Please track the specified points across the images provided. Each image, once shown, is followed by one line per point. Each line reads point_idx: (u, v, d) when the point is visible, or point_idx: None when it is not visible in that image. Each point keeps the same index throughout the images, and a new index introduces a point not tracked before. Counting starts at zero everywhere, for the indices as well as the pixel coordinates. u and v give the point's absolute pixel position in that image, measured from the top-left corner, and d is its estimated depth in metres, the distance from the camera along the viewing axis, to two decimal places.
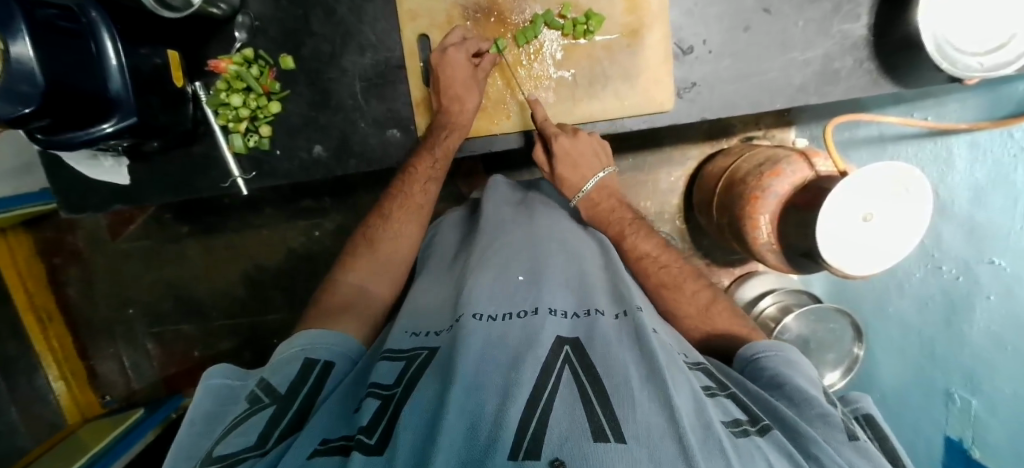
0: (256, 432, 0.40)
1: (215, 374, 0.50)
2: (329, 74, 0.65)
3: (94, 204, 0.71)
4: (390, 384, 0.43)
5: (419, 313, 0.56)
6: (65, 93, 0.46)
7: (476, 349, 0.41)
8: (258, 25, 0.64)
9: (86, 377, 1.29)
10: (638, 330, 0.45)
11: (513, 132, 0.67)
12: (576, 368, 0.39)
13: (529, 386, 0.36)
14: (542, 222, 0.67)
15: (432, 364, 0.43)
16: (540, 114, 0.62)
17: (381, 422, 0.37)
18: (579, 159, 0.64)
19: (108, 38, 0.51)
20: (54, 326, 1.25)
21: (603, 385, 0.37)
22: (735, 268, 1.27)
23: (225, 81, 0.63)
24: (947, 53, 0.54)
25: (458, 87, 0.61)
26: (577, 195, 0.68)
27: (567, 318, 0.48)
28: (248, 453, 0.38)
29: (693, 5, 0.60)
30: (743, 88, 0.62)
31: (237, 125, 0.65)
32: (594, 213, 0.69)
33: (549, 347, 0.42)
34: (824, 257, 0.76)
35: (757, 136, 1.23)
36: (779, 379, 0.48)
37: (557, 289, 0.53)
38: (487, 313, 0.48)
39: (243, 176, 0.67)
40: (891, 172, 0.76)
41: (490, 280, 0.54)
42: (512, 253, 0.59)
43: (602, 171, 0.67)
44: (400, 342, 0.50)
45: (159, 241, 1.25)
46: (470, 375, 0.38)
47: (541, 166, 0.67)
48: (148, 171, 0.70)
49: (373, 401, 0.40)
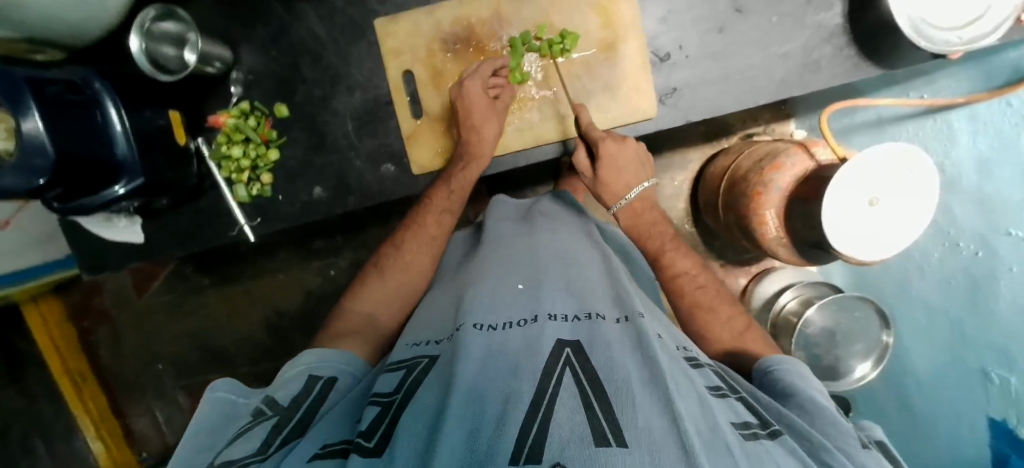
0: (260, 440, 0.41)
1: (220, 387, 0.49)
2: (323, 118, 0.67)
3: (113, 263, 0.74)
4: (390, 391, 0.43)
5: (422, 327, 0.56)
6: (74, 160, 0.49)
7: (477, 359, 0.41)
8: (252, 79, 0.67)
9: (122, 435, 1.32)
10: (639, 335, 0.45)
11: (550, 142, 0.66)
12: (577, 372, 0.39)
13: (530, 391, 0.36)
14: (541, 232, 0.68)
15: (432, 372, 0.43)
16: (586, 117, 0.61)
17: (381, 426, 0.38)
18: (627, 166, 0.64)
19: (112, 106, 0.54)
20: (88, 387, 1.28)
21: (604, 390, 0.36)
22: (751, 267, 1.25)
23: (225, 135, 0.66)
24: (926, 31, 0.54)
25: (475, 117, 0.62)
26: (618, 203, 0.67)
27: (568, 321, 0.48)
28: (249, 458, 0.39)
29: (666, 13, 0.62)
30: (725, 88, 0.62)
31: (239, 175, 0.67)
32: (635, 226, 0.69)
33: (549, 351, 0.42)
34: (835, 247, 0.75)
35: (757, 132, 1.22)
36: (791, 389, 0.47)
37: (557, 294, 0.53)
38: (487, 323, 0.48)
39: (249, 222, 0.69)
40: (891, 154, 0.75)
41: (490, 289, 0.54)
42: (512, 263, 0.60)
43: (645, 180, 0.67)
44: (402, 354, 0.51)
45: (180, 293, 1.29)
46: (468, 383, 0.38)
47: (583, 172, 0.66)
48: (161, 227, 0.73)
49: (373, 409, 0.41)
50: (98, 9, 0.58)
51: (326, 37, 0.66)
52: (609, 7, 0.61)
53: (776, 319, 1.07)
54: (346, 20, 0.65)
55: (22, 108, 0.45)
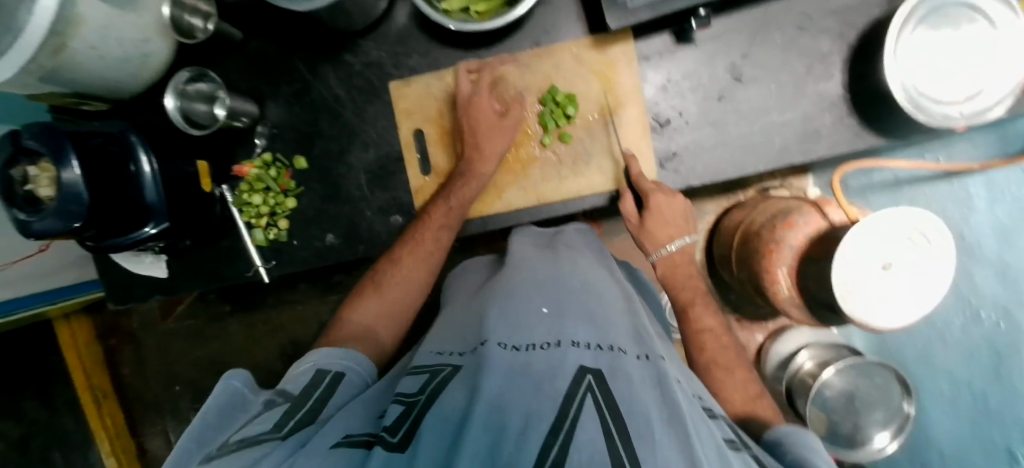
0: (271, 422, 0.43)
1: (236, 377, 0.51)
2: (338, 170, 0.71)
3: (137, 295, 0.78)
4: (414, 392, 0.44)
5: (449, 336, 0.56)
6: (104, 203, 0.53)
7: (499, 376, 0.39)
8: (275, 132, 0.73)
9: (136, 453, 1.35)
10: (661, 378, 0.43)
11: (599, 192, 0.66)
12: (600, 400, 0.36)
13: (551, 413, 0.34)
14: (565, 261, 0.64)
15: (456, 379, 0.43)
16: (635, 169, 0.63)
17: (406, 421, 0.39)
18: (671, 219, 0.63)
19: (144, 157, 0.59)
20: (109, 404, 1.33)
21: (624, 420, 0.34)
22: (767, 323, 1.16)
23: (248, 183, 0.71)
24: (923, 104, 0.55)
25: (480, 133, 0.64)
26: (660, 250, 0.66)
27: (590, 349, 0.44)
28: (265, 435, 0.41)
29: (666, 81, 0.64)
30: (725, 153, 0.63)
31: (258, 220, 0.72)
32: (668, 274, 0.68)
33: (570, 376, 0.39)
34: (843, 309, 0.72)
35: (775, 186, 1.17)
36: (800, 462, 0.43)
37: (582, 321, 0.50)
38: (511, 344, 0.46)
39: (264, 264, 0.73)
40: (909, 217, 0.73)
41: (514, 310, 0.52)
42: (534, 285, 0.57)
43: (688, 236, 0.66)
44: (428, 361, 0.51)
45: (203, 319, 1.33)
46: (493, 393, 0.37)
47: (628, 216, 0.65)
48: (183, 264, 0.77)
49: (397, 406, 0.42)
50: (141, 67, 0.64)
51: (345, 96, 0.71)
52: (610, 74, 0.64)
53: (791, 381, 1.01)
54: (363, 81, 0.70)
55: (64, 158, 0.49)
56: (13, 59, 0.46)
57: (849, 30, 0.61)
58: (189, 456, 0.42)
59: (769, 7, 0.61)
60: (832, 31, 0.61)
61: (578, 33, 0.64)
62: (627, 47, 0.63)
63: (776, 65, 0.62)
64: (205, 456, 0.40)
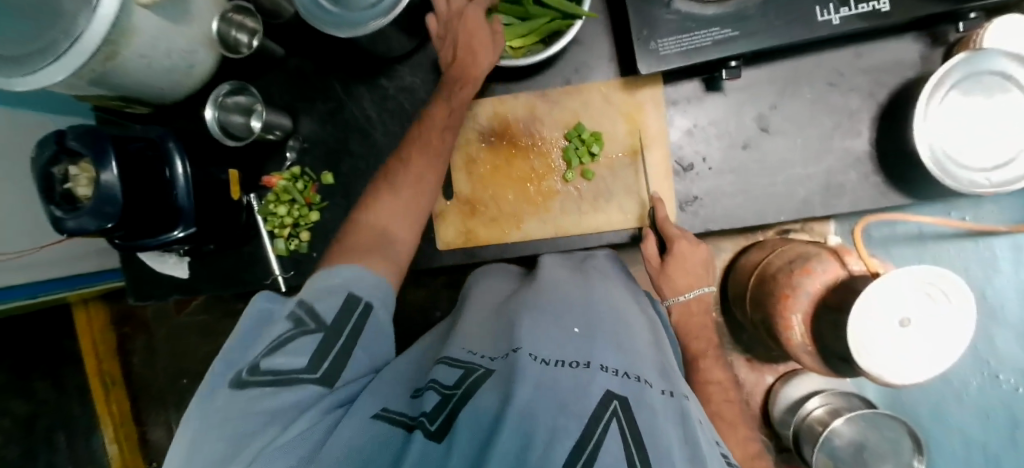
0: (308, 355, 0.45)
1: (262, 299, 0.52)
2: (363, 188, 0.73)
3: (158, 293, 0.80)
4: (452, 384, 0.44)
5: (474, 336, 0.55)
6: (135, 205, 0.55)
7: (531, 385, 0.40)
8: (306, 147, 0.75)
9: (138, 442, 1.38)
10: (685, 418, 0.42)
11: (624, 228, 0.67)
12: (624, 429, 0.37)
13: (575, 433, 0.36)
14: (595, 279, 0.62)
15: (491, 381, 0.43)
16: (663, 214, 0.63)
17: (444, 408, 0.41)
18: (690, 269, 0.63)
19: (179, 162, 0.61)
20: (116, 391, 1.35)
21: (646, 454, 0.35)
22: (778, 366, 1.13)
23: (275, 194, 0.72)
24: (951, 169, 0.54)
25: (475, 38, 0.59)
26: (677, 298, 0.65)
27: (618, 376, 0.44)
28: (303, 375, 0.44)
29: (692, 126, 0.64)
30: (747, 201, 0.63)
31: (281, 230, 0.74)
32: (683, 323, 0.66)
33: (597, 398, 0.39)
34: (857, 360, 0.70)
35: (795, 228, 1.15)
36: None
37: (612, 345, 0.49)
38: (542, 356, 0.45)
39: (283, 274, 0.75)
40: (927, 273, 0.71)
41: (547, 324, 0.51)
42: (563, 298, 0.57)
43: (707, 285, 0.65)
44: (459, 355, 0.50)
45: (215, 316, 1.34)
46: (525, 402, 0.38)
47: (647, 258, 0.65)
48: (204, 267, 0.79)
49: (434, 395, 0.42)
50: (185, 77, 0.67)
51: (376, 117, 0.73)
52: (636, 116, 0.65)
53: (799, 426, 0.98)
54: (396, 104, 0.72)
55: (104, 161, 0.51)
56: (70, 61, 0.48)
57: (879, 89, 0.62)
58: (222, 375, 0.44)
59: (800, 62, 0.62)
60: (861, 89, 0.62)
61: (609, 74, 0.66)
62: (655, 91, 0.64)
63: (804, 118, 0.63)
64: (239, 379, 0.43)
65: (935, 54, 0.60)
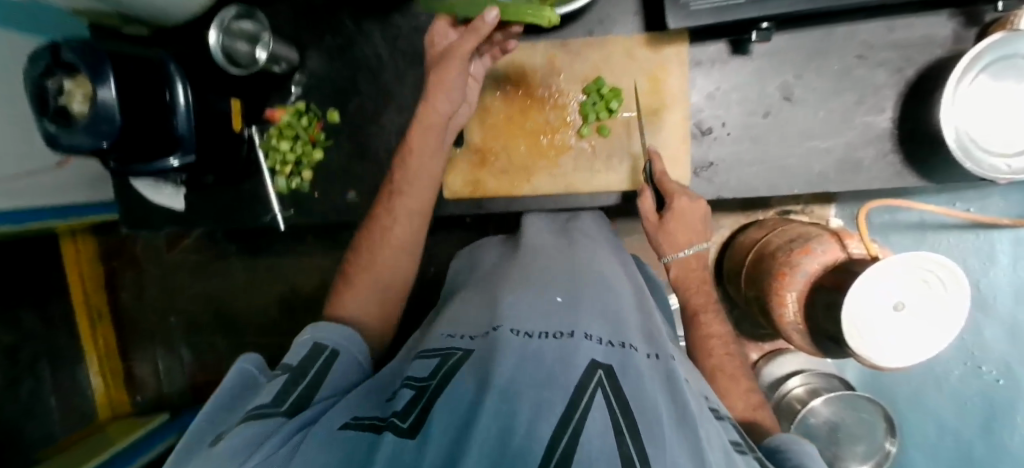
0: (275, 391, 0.43)
1: (248, 360, 0.51)
2: (369, 129, 0.71)
3: (152, 223, 0.79)
4: (426, 376, 0.42)
5: (458, 322, 0.54)
6: (134, 126, 0.51)
7: (511, 362, 0.37)
8: (312, 82, 0.72)
9: (122, 378, 1.34)
10: (672, 377, 0.41)
11: (611, 191, 0.66)
12: (610, 396, 0.35)
13: (562, 402, 0.33)
14: (580, 244, 0.61)
15: (469, 365, 0.40)
16: (659, 169, 0.61)
17: (416, 407, 0.36)
18: (690, 222, 0.60)
19: (180, 86, 0.57)
20: (103, 326, 1.32)
21: (634, 417, 0.33)
22: (764, 343, 1.15)
23: (278, 129, 0.71)
24: (973, 152, 0.54)
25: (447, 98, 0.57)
26: (676, 254, 0.61)
27: (603, 344, 0.42)
28: (268, 409, 0.40)
29: (715, 90, 0.63)
30: (761, 171, 0.63)
31: (282, 167, 0.72)
32: (683, 276, 0.63)
33: (582, 368, 0.37)
34: (849, 342, 0.71)
35: (795, 210, 1.14)
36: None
37: (596, 312, 0.47)
38: (524, 330, 0.43)
39: (283, 212, 0.74)
40: (925, 261, 0.70)
41: (527, 299, 0.49)
42: (547, 273, 0.54)
43: (704, 242, 0.61)
44: (437, 344, 0.49)
45: (208, 257, 1.29)
46: (506, 379, 0.35)
47: (645, 216, 0.62)
48: (202, 199, 0.77)
49: (407, 391, 0.40)
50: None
51: (387, 57, 0.70)
52: (659, 76, 0.63)
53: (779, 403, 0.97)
54: (408, 45, 0.69)
55: (99, 75, 0.47)
56: None
57: (907, 66, 0.60)
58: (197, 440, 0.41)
59: (830, 32, 0.60)
60: (889, 64, 0.60)
61: (633, 30, 0.63)
62: (680, 50, 0.62)
63: (829, 91, 0.61)
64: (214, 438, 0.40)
65: (969, 35, 0.58)
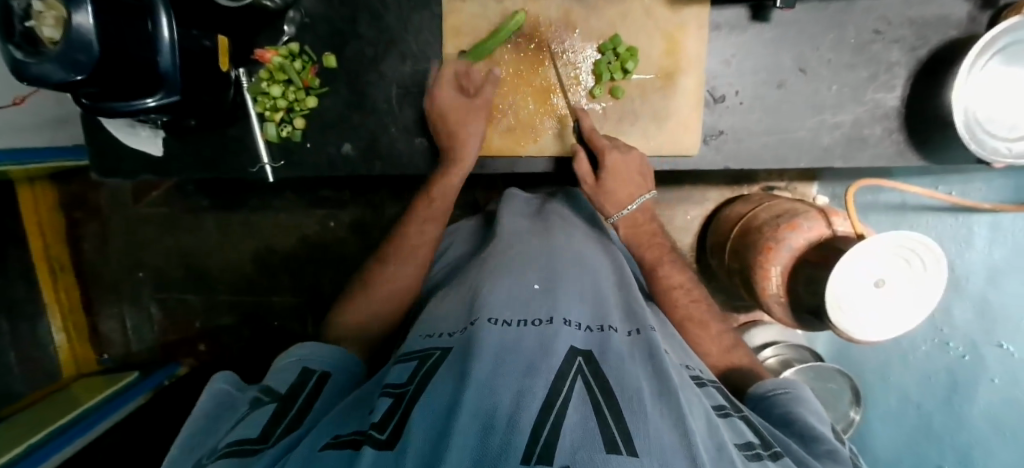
0: (259, 424, 0.39)
1: (220, 380, 0.48)
2: (368, 77, 0.68)
3: (126, 170, 0.73)
4: (402, 382, 0.39)
5: (434, 316, 0.51)
6: (117, 58, 0.45)
7: (489, 353, 0.36)
8: (307, 22, 0.68)
9: (88, 333, 1.28)
10: (654, 352, 0.41)
11: (541, 156, 0.67)
12: (591, 381, 0.35)
13: (543, 389, 0.33)
14: (557, 234, 0.60)
15: (448, 362, 0.39)
16: (589, 126, 0.62)
17: (394, 418, 0.34)
18: (627, 175, 0.62)
19: (165, 17, 0.50)
20: (65, 278, 1.24)
21: (615, 396, 0.33)
22: (741, 315, 1.20)
23: (269, 71, 0.66)
24: (978, 134, 0.54)
25: (464, 116, 0.63)
26: (620, 212, 0.64)
27: (582, 330, 0.42)
28: (250, 441, 0.37)
29: (732, 56, 0.62)
30: (770, 142, 0.63)
31: (273, 114, 0.68)
32: (634, 235, 0.65)
33: (562, 355, 0.37)
34: (831, 318, 0.72)
35: (778, 186, 1.16)
36: (790, 417, 0.45)
37: (574, 298, 0.47)
38: (502, 318, 0.42)
39: (272, 163, 0.71)
40: (902, 238, 0.70)
41: (506, 287, 0.47)
42: (525, 262, 0.53)
43: (647, 193, 0.64)
44: (414, 345, 0.46)
45: (180, 209, 1.23)
46: (485, 375, 0.33)
47: (583, 179, 0.63)
48: (183, 146, 0.72)
49: (385, 400, 0.37)
50: None
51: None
52: (677, 37, 0.61)
53: None
54: None
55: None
56: None
57: (921, 45, 0.59)
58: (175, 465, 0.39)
59: (850, 4, 0.59)
60: (904, 42, 0.59)
61: None
62: (701, 11, 0.60)
63: (844, 65, 0.60)
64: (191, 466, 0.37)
65: (984, 17, 0.58)
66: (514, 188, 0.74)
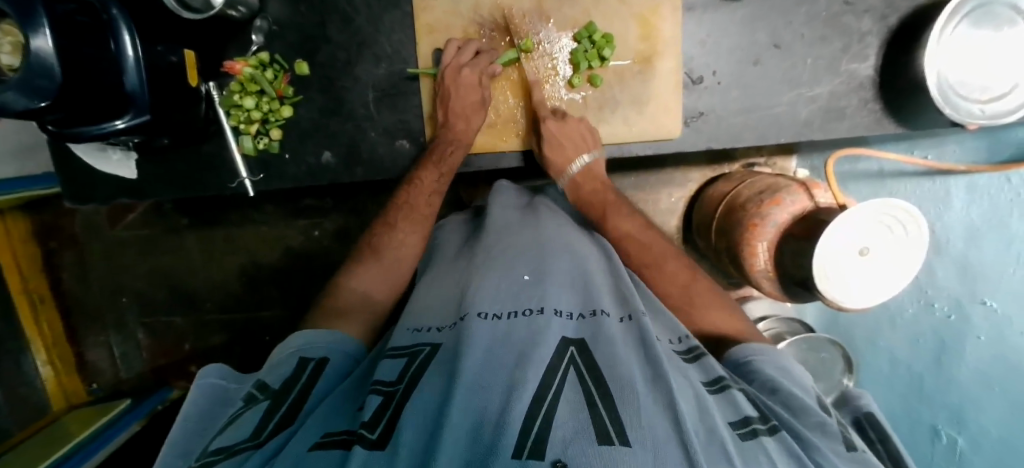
0: (253, 424, 0.38)
1: (210, 373, 0.47)
2: (344, 82, 0.67)
3: (100, 195, 0.71)
4: (393, 379, 0.39)
5: (421, 309, 0.51)
6: (81, 81, 0.44)
7: (480, 352, 0.36)
8: (275, 30, 0.66)
9: (75, 364, 1.25)
10: (644, 337, 0.40)
11: (520, 151, 0.67)
12: (583, 372, 0.35)
13: (534, 382, 0.33)
14: (548, 223, 0.60)
15: (438, 358, 0.39)
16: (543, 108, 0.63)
17: (385, 416, 0.34)
18: (566, 142, 0.62)
19: (128, 35, 0.48)
20: (47, 309, 1.20)
21: (608, 385, 0.33)
22: (732, 291, 1.21)
23: (240, 83, 0.64)
24: (950, 98, 0.55)
25: (467, 108, 0.62)
26: (562, 176, 0.64)
27: (573, 320, 0.43)
28: (242, 444, 0.36)
29: (706, 37, 0.62)
30: (749, 120, 0.63)
31: (248, 127, 0.66)
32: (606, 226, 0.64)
33: (553, 347, 0.37)
34: (819, 289, 0.72)
35: (759, 162, 1.17)
36: (773, 385, 0.44)
37: (565, 289, 0.47)
38: (492, 312, 0.42)
39: (251, 178, 0.69)
40: (881, 206, 0.71)
41: (496, 279, 0.48)
42: (513, 253, 0.53)
43: (588, 155, 0.63)
44: (404, 339, 0.45)
45: (158, 230, 1.20)
46: (474, 374, 0.33)
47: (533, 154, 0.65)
48: (158, 166, 0.70)
49: (375, 398, 0.36)
50: None
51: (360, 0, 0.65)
52: (651, 20, 0.61)
53: None
54: None
55: (31, 24, 0.39)
56: None
57: (891, 13, 0.60)
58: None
59: None
60: (874, 11, 0.60)
61: None
62: None
63: (816, 38, 0.61)
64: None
65: None
66: (504, 180, 0.73)
